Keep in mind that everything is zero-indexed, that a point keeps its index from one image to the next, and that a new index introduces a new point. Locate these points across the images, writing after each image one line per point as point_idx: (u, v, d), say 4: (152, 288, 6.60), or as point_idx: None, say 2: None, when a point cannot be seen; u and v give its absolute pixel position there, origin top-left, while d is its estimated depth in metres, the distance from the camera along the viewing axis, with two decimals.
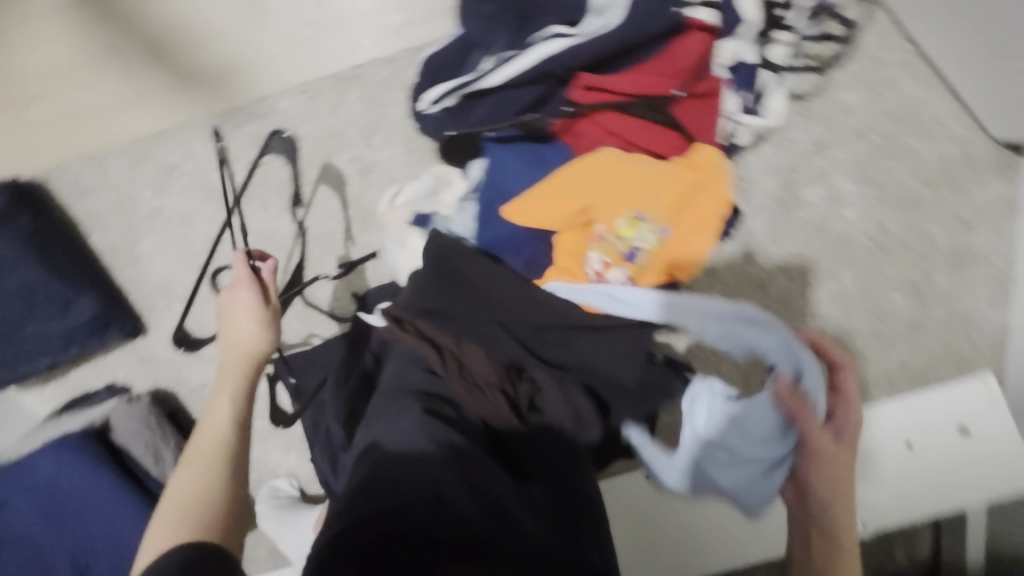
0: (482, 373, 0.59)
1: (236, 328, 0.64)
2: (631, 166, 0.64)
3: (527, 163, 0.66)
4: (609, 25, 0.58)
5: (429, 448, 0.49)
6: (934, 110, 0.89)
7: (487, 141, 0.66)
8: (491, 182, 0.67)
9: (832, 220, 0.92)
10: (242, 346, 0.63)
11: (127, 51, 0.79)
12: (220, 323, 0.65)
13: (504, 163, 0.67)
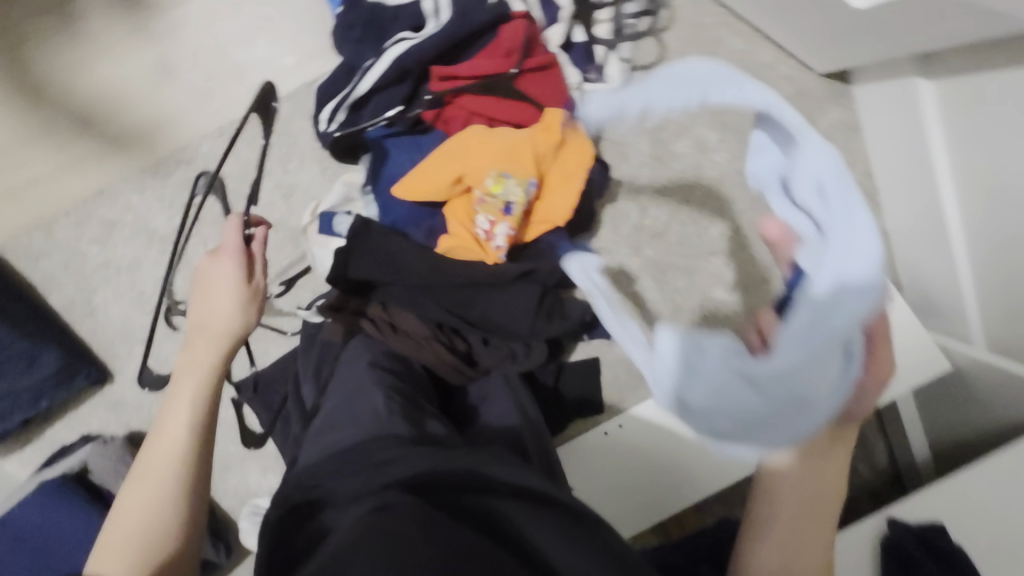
0: (418, 330, 0.78)
1: (216, 303, 0.63)
2: (491, 136, 0.75)
3: (408, 151, 0.78)
4: (440, 24, 0.71)
5: (375, 396, 0.63)
6: (762, 58, 1.05)
7: (370, 137, 0.77)
8: (381, 172, 0.79)
9: (704, 165, 1.06)
10: (216, 326, 0.63)
11: (58, 126, 0.90)
12: (198, 295, 0.64)
13: (390, 155, 0.78)
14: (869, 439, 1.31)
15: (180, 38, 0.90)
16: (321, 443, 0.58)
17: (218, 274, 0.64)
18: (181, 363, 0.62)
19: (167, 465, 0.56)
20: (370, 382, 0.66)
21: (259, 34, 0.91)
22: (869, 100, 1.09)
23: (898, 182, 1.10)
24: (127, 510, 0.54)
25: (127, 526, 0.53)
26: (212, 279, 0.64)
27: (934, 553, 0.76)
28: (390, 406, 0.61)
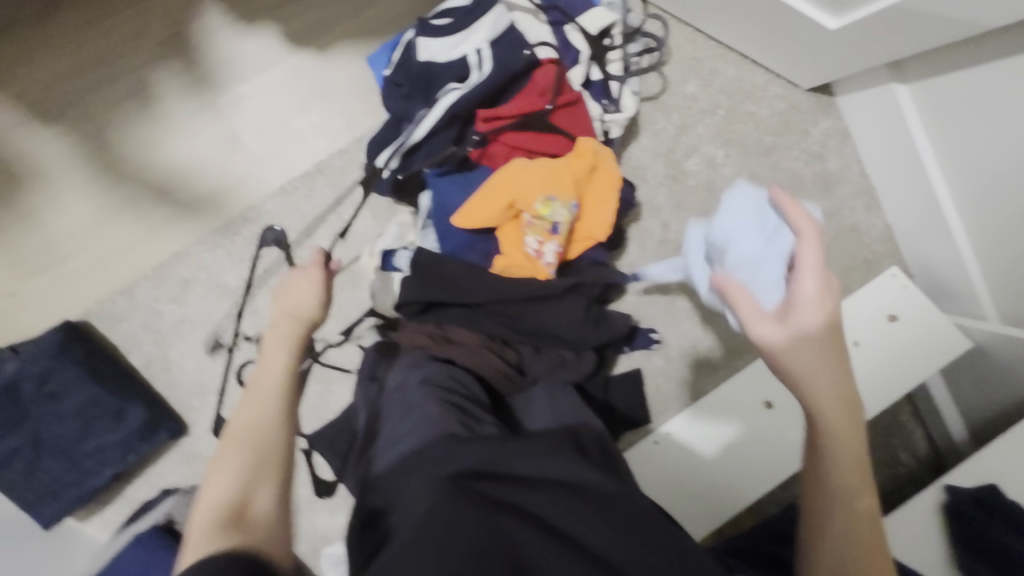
0: (474, 343, 0.85)
1: (304, 302, 0.74)
2: (535, 165, 0.84)
3: (461, 185, 0.87)
4: (484, 74, 0.81)
5: (432, 408, 0.68)
6: (755, 80, 1.17)
7: (427, 177, 0.86)
8: (439, 206, 0.88)
9: (717, 179, 1.17)
10: (303, 315, 0.73)
11: (141, 200, 1.00)
12: (288, 294, 0.75)
13: (445, 191, 0.87)
14: (905, 424, 1.36)
15: (244, 112, 1.01)
16: (391, 450, 0.65)
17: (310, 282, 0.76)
18: (270, 347, 0.69)
19: (263, 429, 0.60)
20: (422, 397, 0.71)
21: (313, 102, 1.02)
22: (853, 107, 1.20)
23: (896, 177, 1.20)
24: (230, 459, 0.57)
25: (231, 472, 0.56)
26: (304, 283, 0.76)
27: (992, 512, 0.79)
28: (443, 414, 0.67)
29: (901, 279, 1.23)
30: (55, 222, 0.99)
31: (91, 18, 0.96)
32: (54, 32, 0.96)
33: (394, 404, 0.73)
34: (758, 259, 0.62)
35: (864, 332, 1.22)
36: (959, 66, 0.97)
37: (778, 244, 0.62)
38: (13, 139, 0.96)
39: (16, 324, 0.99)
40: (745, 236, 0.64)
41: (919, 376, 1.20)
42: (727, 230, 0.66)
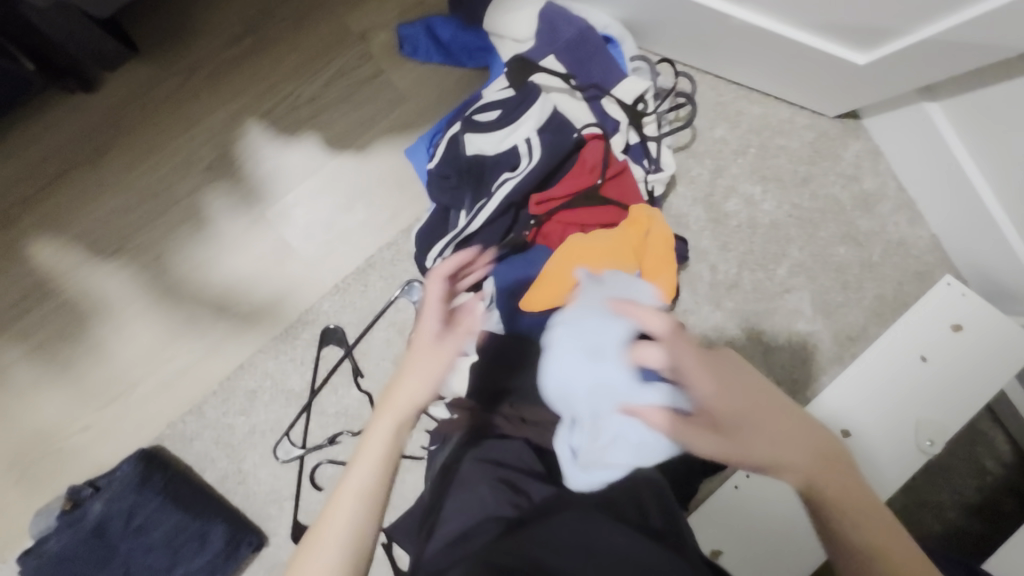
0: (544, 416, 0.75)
1: (406, 389, 0.61)
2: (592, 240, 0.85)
3: (522, 266, 0.87)
4: (535, 161, 0.84)
5: (483, 488, 0.63)
6: (781, 114, 1.18)
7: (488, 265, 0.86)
8: (501, 289, 0.86)
9: (757, 216, 1.18)
10: (414, 385, 0.62)
11: (200, 317, 1.02)
12: (410, 364, 0.63)
13: (505, 273, 0.86)
14: (984, 430, 1.34)
15: (293, 220, 1.03)
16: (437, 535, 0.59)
17: (436, 340, 0.64)
18: (378, 413, 0.60)
19: (345, 525, 0.55)
20: (473, 477, 0.65)
21: (357, 200, 1.04)
22: (882, 127, 1.21)
23: (937, 189, 1.19)
24: (319, 539, 0.55)
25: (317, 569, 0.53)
26: (416, 358, 0.63)
27: None
28: (496, 495, 0.62)
29: (957, 287, 1.20)
30: (120, 352, 1.00)
31: (138, 152, 0.99)
32: (104, 171, 0.99)
33: (440, 487, 0.68)
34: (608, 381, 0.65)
35: (931, 346, 1.20)
36: (989, 83, 0.99)
37: (612, 345, 0.66)
38: (75, 280, 0.98)
39: (91, 458, 0.99)
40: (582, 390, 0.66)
41: (994, 386, 1.17)
42: (574, 364, 0.67)
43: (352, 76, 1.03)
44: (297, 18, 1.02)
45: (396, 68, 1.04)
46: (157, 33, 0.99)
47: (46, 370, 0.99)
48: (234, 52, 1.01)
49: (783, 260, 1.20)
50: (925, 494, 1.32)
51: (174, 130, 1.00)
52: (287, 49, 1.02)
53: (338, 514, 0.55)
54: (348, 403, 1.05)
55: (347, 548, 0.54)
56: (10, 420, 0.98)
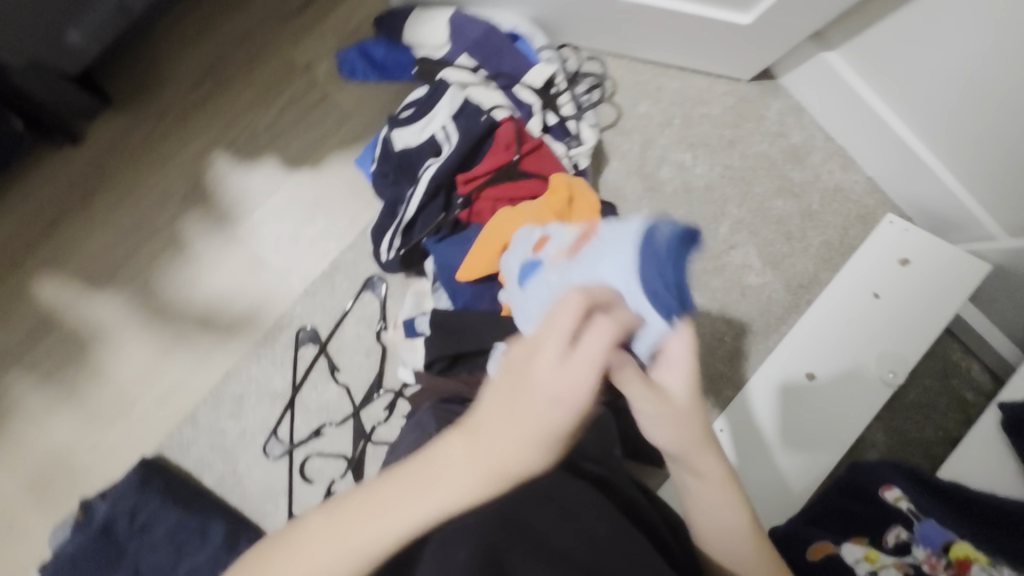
0: None
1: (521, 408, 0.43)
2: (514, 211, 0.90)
3: (456, 243, 0.94)
4: (453, 146, 0.93)
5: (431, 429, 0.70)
6: (699, 85, 1.28)
7: (427, 243, 0.95)
8: (440, 266, 0.95)
9: (691, 179, 1.26)
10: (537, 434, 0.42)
11: (186, 331, 1.12)
12: (506, 386, 0.44)
13: (442, 251, 0.95)
14: (960, 362, 1.35)
15: (261, 236, 1.14)
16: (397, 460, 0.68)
17: (584, 343, 0.42)
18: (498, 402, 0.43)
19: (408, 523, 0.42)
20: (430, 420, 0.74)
21: (318, 211, 1.15)
22: (797, 82, 1.29)
23: (860, 133, 1.26)
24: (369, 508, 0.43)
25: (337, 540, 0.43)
26: (506, 396, 0.43)
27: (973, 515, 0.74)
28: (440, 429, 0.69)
29: (898, 223, 1.25)
30: (119, 369, 1.11)
31: (123, 193, 1.12)
32: (93, 212, 1.12)
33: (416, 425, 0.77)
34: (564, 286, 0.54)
35: (881, 282, 1.23)
36: (880, 20, 1.08)
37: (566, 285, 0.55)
38: (75, 311, 1.10)
39: (99, 475, 1.09)
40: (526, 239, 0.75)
41: (948, 309, 1.20)
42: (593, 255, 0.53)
43: (301, 102, 1.16)
44: (247, 59, 1.16)
45: (340, 91, 1.17)
46: (129, 88, 1.14)
47: (55, 394, 1.09)
48: (196, 95, 1.15)
49: (724, 219, 1.28)
50: (910, 433, 1.33)
51: (152, 168, 1.13)
52: (241, 87, 1.15)
53: (359, 536, 0.42)
54: (328, 397, 1.13)
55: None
56: (25, 443, 1.08)
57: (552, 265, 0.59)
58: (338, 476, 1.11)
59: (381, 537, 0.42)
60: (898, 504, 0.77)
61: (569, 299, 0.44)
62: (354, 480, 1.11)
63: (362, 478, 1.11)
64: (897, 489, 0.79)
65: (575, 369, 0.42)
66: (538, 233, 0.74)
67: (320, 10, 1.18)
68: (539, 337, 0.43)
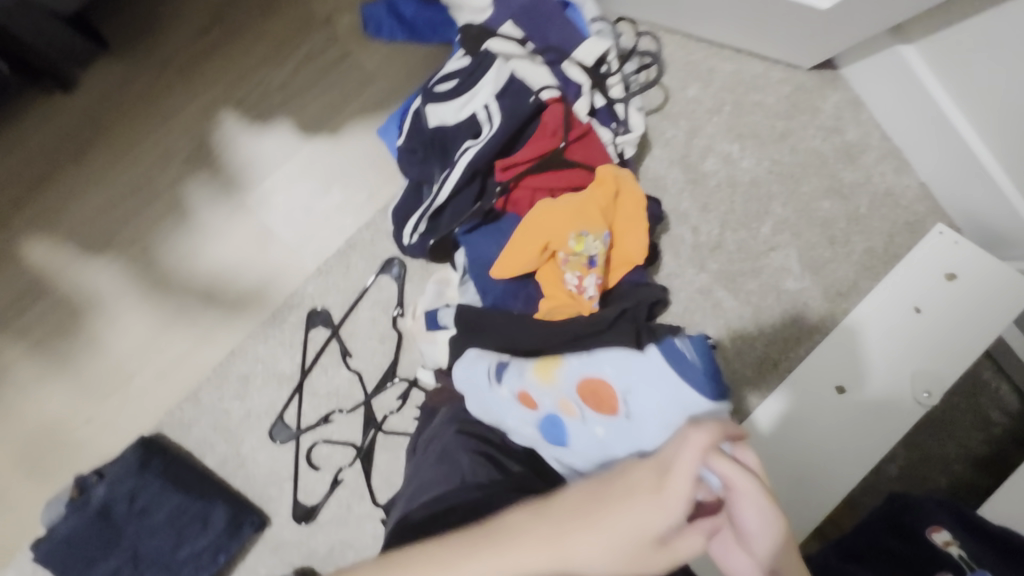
0: None
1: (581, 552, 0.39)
2: (554, 204, 0.83)
3: (491, 236, 0.88)
4: (494, 128, 0.84)
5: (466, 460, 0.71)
6: (753, 71, 1.18)
7: (458, 234, 0.88)
8: (472, 259, 0.88)
9: (736, 174, 1.19)
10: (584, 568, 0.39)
11: (188, 305, 1.04)
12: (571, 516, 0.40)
13: (476, 245, 0.88)
14: (988, 381, 1.32)
15: (272, 206, 1.05)
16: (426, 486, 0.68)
17: (649, 514, 0.39)
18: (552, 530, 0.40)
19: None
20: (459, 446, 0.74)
21: (335, 183, 1.06)
22: (861, 75, 1.20)
23: (922, 135, 1.17)
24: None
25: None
26: (609, 513, 0.39)
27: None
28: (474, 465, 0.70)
29: (950, 235, 1.18)
30: (116, 341, 1.03)
31: (121, 149, 1.02)
32: (87, 168, 1.02)
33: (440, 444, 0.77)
34: (613, 422, 0.69)
35: (925, 297, 1.17)
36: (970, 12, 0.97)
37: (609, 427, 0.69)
38: (69, 276, 1.02)
39: (94, 450, 1.03)
40: (480, 379, 0.79)
41: (993, 330, 1.14)
42: (638, 399, 0.67)
43: (320, 60, 1.05)
44: (262, 7, 1.04)
45: (364, 50, 1.05)
46: (129, 31, 1.02)
47: (46, 364, 1.02)
48: (204, 44, 1.03)
49: (767, 218, 1.20)
50: (930, 448, 1.31)
51: (154, 123, 1.02)
52: (254, 37, 1.04)
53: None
54: (338, 382, 1.07)
55: None
56: (15, 414, 1.02)
57: (591, 420, 0.71)
58: (346, 464, 1.06)
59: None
60: (948, 549, 0.74)
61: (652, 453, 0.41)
62: (363, 470, 1.06)
63: (371, 468, 1.06)
64: (946, 532, 0.77)
65: (636, 530, 0.39)
66: (491, 362, 0.80)
67: None
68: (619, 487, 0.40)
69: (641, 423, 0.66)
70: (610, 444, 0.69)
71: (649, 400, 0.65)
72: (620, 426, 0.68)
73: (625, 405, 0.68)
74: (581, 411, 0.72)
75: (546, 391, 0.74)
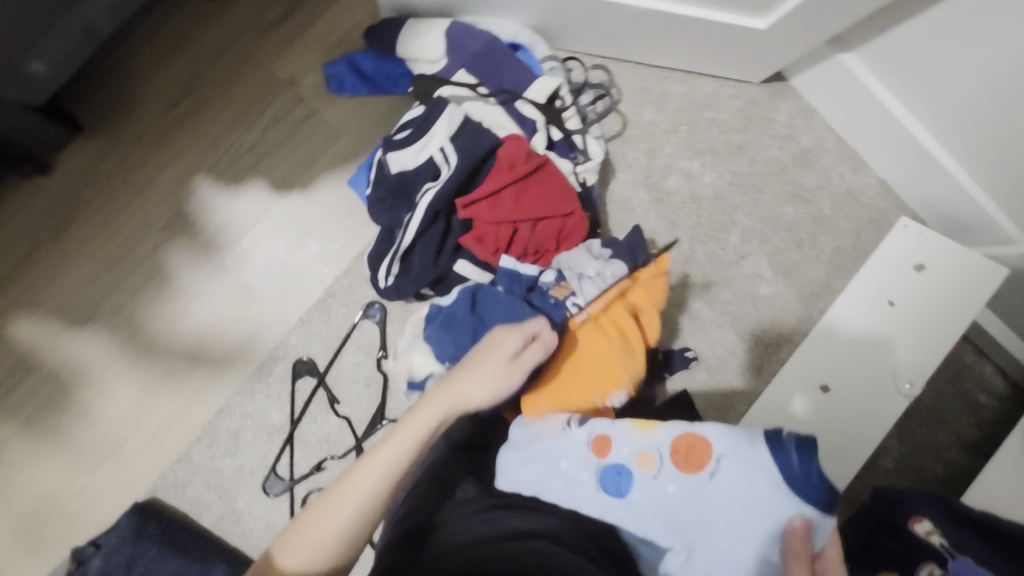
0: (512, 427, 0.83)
1: (469, 385, 0.70)
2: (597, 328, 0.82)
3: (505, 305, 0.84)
4: (451, 167, 0.89)
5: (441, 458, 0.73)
6: (704, 89, 1.23)
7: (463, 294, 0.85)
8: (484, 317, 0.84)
9: (699, 189, 1.23)
10: (465, 399, 0.70)
11: (175, 366, 1.06)
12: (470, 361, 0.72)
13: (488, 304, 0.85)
14: (972, 365, 1.33)
15: (251, 263, 1.08)
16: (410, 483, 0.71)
17: (502, 351, 0.73)
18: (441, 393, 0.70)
19: (381, 480, 0.64)
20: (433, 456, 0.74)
21: (310, 235, 1.09)
22: (807, 85, 1.25)
23: (873, 135, 1.22)
24: (364, 468, 0.65)
25: (330, 519, 0.62)
26: (478, 360, 0.72)
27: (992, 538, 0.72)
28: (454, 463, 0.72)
29: (915, 227, 1.20)
30: (105, 409, 1.05)
31: (101, 222, 1.05)
32: (69, 242, 1.05)
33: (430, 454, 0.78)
34: (709, 495, 0.62)
35: (898, 290, 1.18)
36: (900, 19, 1.02)
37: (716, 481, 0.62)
38: (56, 349, 1.04)
39: (90, 521, 1.03)
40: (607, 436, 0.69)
41: (969, 314, 1.16)
42: (725, 495, 0.62)
43: (287, 120, 1.09)
44: (228, 75, 1.09)
45: (329, 106, 1.10)
46: (100, 110, 1.06)
47: (39, 438, 1.03)
48: (173, 116, 1.07)
49: (734, 227, 1.24)
50: (924, 438, 1.31)
51: (130, 194, 1.06)
52: (223, 105, 1.08)
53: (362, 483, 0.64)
54: (328, 430, 1.07)
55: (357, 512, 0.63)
56: (9, 490, 1.02)
57: (666, 475, 0.65)
58: None
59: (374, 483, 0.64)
60: (930, 539, 0.73)
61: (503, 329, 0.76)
62: None
63: None
64: (927, 521, 0.75)
65: (494, 355, 0.72)
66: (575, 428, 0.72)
67: (302, 20, 1.10)
68: (486, 350, 0.73)
69: (713, 513, 0.62)
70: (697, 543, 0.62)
71: (724, 488, 0.62)
72: (695, 501, 0.63)
73: (746, 470, 0.61)
74: (661, 469, 0.65)
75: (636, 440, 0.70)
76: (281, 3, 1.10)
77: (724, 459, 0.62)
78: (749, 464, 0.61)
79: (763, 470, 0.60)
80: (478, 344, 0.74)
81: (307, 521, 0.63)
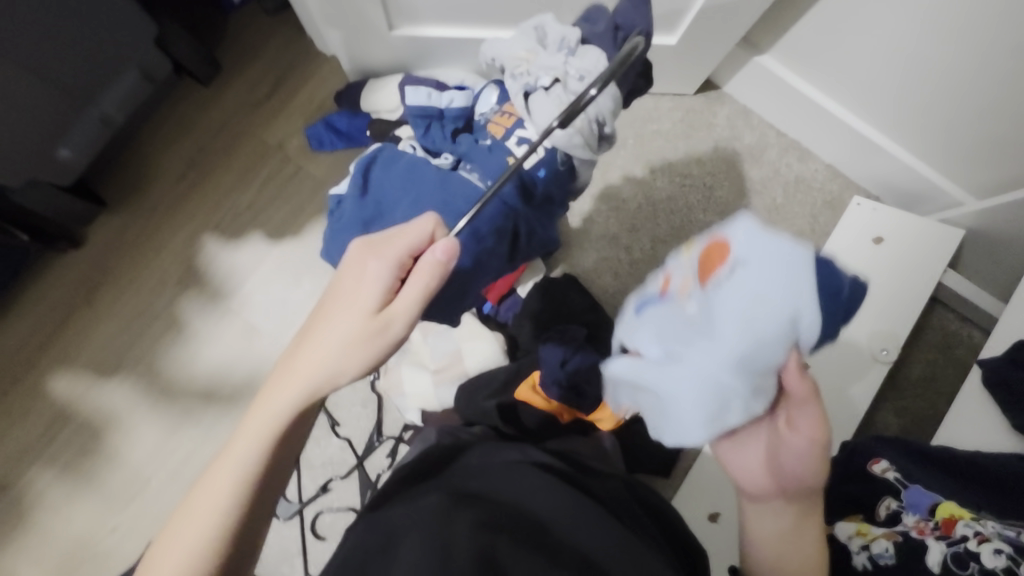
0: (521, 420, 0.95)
1: (328, 338, 0.63)
2: None
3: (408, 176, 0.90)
4: None
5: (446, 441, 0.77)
6: (645, 106, 1.36)
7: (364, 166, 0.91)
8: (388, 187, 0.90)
9: (653, 194, 1.32)
10: (327, 360, 0.62)
11: (191, 405, 1.18)
12: (335, 294, 0.65)
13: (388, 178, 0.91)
14: (959, 332, 1.33)
15: (252, 306, 1.21)
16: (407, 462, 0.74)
17: (369, 280, 0.64)
18: (304, 353, 0.63)
19: (241, 472, 0.57)
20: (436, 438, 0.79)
21: (304, 275, 1.22)
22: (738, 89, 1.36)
23: (809, 124, 1.30)
24: (223, 462, 0.58)
25: (194, 522, 0.56)
26: (343, 295, 0.65)
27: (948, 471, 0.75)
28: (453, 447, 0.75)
29: (867, 205, 1.25)
30: (130, 450, 1.16)
31: (124, 284, 1.21)
32: (98, 305, 1.20)
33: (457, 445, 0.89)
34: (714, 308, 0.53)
35: (861, 264, 1.22)
36: (801, 17, 1.14)
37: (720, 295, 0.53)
38: (88, 400, 1.17)
39: (120, 557, 1.12)
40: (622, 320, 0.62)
41: (931, 277, 1.20)
42: (736, 306, 0.52)
43: (277, 178, 1.25)
44: (225, 146, 1.27)
45: (311, 162, 1.26)
46: (121, 189, 1.24)
47: (74, 483, 1.14)
48: (182, 186, 1.25)
49: (692, 225, 1.32)
50: (922, 410, 1.30)
51: (148, 257, 1.22)
52: (222, 172, 1.25)
53: (223, 482, 0.57)
54: (331, 452, 1.16)
55: (221, 508, 0.56)
56: (49, 535, 1.12)
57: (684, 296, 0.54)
58: None
59: (234, 475, 0.57)
60: (886, 476, 0.77)
61: (363, 249, 0.67)
62: None
63: None
64: (884, 460, 0.79)
65: (363, 289, 0.64)
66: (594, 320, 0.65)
67: (285, 94, 1.29)
68: (351, 281, 0.65)
69: (719, 326, 0.52)
70: (694, 360, 0.53)
71: (737, 301, 0.52)
72: (701, 311, 0.53)
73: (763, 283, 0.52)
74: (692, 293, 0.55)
75: (678, 261, 0.59)
76: (266, 83, 1.29)
77: (742, 265, 0.53)
78: (770, 267, 0.52)
79: (773, 273, 0.52)
80: (341, 270, 0.67)
81: (175, 527, 0.56)
